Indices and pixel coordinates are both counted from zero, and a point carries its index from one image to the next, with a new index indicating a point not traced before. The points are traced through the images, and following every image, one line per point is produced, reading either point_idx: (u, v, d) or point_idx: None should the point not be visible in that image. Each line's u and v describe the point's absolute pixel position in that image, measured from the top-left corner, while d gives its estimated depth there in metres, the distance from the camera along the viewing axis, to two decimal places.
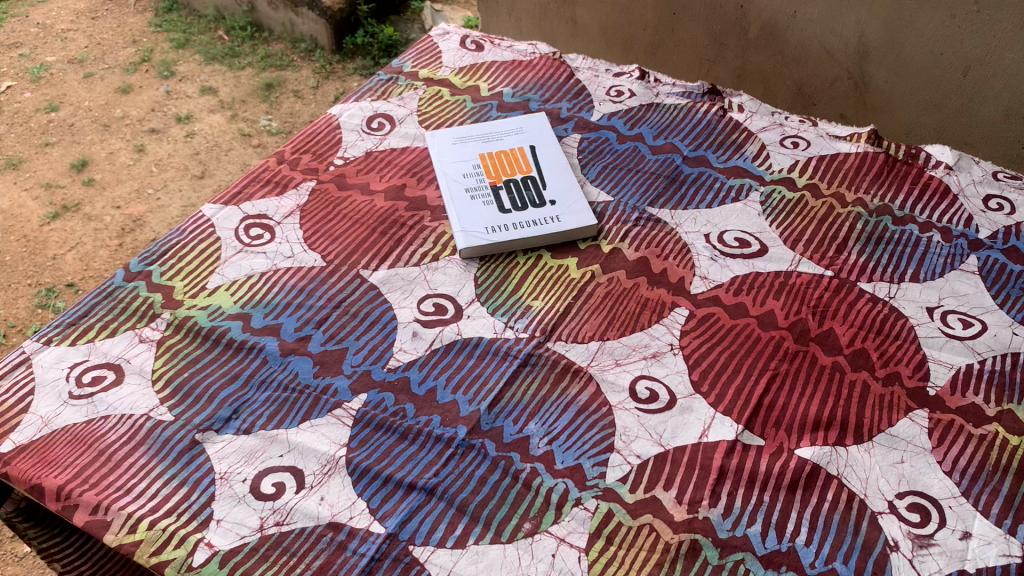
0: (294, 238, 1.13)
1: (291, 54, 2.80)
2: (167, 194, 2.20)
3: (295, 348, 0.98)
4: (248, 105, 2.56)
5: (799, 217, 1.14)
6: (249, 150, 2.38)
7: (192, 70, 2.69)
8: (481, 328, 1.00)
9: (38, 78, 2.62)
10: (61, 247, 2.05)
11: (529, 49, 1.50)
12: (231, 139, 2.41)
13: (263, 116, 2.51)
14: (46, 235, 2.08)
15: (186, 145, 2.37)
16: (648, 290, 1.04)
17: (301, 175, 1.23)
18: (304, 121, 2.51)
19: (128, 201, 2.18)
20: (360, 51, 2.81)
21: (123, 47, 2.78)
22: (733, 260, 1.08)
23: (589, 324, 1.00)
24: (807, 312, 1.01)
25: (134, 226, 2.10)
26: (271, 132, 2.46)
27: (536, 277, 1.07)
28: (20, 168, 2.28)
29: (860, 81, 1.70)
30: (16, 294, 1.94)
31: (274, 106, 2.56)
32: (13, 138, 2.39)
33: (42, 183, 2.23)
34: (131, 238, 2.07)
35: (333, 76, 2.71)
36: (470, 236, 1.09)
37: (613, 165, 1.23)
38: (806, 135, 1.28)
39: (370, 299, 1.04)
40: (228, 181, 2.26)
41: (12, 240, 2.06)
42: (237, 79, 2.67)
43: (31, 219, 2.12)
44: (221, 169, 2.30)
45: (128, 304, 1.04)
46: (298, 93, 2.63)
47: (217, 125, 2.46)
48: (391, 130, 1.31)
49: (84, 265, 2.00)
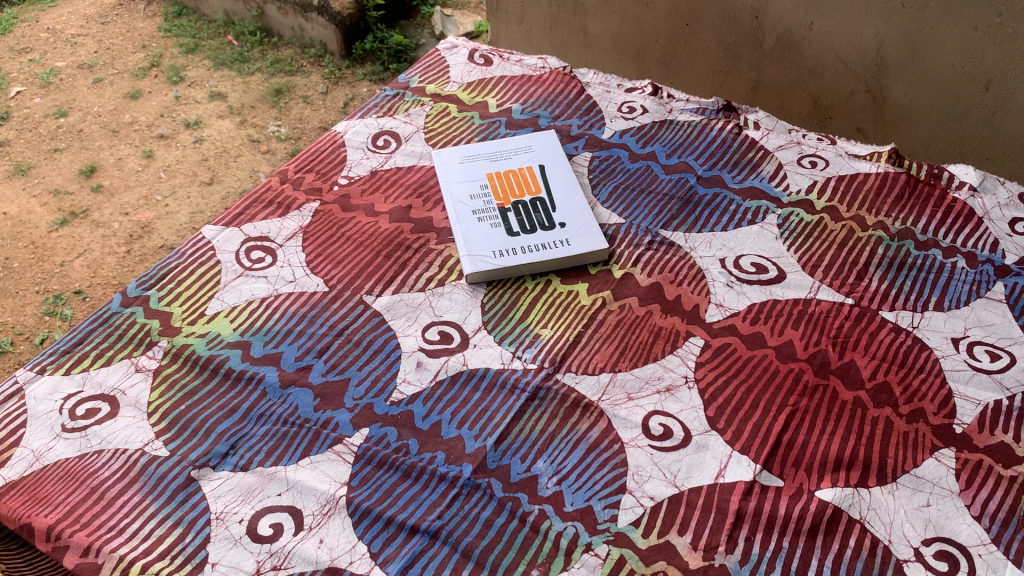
0: (296, 261, 1.10)
1: (300, 59, 2.77)
2: (176, 201, 2.18)
3: (295, 379, 0.95)
4: (257, 110, 2.53)
5: (818, 241, 1.10)
6: (257, 157, 2.35)
7: (201, 75, 2.67)
8: (488, 358, 0.97)
9: (47, 84, 2.60)
10: (68, 254, 2.02)
11: (538, 62, 1.46)
12: (240, 145, 2.39)
13: (272, 122, 2.49)
14: (54, 241, 2.05)
15: (195, 151, 2.35)
16: (661, 318, 1.01)
17: (304, 195, 1.20)
18: (313, 128, 2.48)
19: (136, 208, 2.15)
20: (370, 57, 2.79)
21: (133, 52, 2.76)
22: (749, 287, 1.04)
23: (601, 355, 0.97)
24: (827, 342, 0.97)
25: (143, 233, 2.08)
26: (280, 138, 2.43)
27: (545, 303, 1.04)
28: (28, 174, 2.26)
29: (878, 94, 1.66)
30: (24, 302, 1.91)
31: (283, 112, 2.54)
32: (21, 144, 2.36)
33: (51, 190, 2.20)
34: (139, 245, 2.05)
35: (342, 82, 2.69)
36: (477, 261, 1.06)
37: (625, 186, 1.20)
38: (825, 154, 1.24)
39: (374, 327, 1.01)
40: (238, 189, 2.24)
41: (19, 247, 2.04)
42: (246, 85, 2.64)
43: (39, 226, 2.10)
44: (230, 175, 2.28)
45: (124, 331, 1.01)
46: (307, 99, 2.60)
47: (226, 132, 2.43)
48: (397, 148, 1.27)
49: (92, 272, 1.98)
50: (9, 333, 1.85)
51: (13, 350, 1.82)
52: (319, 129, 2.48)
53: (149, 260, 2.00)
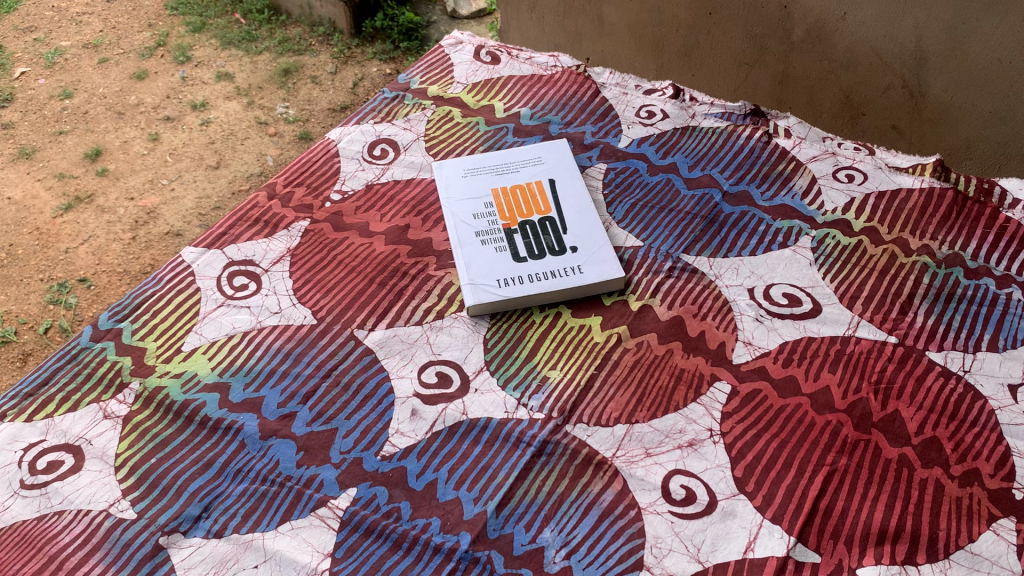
0: (283, 289, 1.00)
1: (309, 38, 2.66)
2: (182, 185, 2.08)
3: (276, 428, 0.86)
4: (265, 91, 2.42)
5: (857, 268, 0.99)
6: (265, 140, 2.25)
7: (208, 55, 2.56)
8: (489, 406, 0.87)
9: (52, 64, 2.49)
10: (73, 240, 1.93)
11: (550, 61, 1.35)
12: (247, 127, 2.28)
13: (280, 103, 2.38)
14: (58, 228, 1.96)
15: (202, 134, 2.25)
16: (683, 358, 0.91)
17: (293, 212, 1.10)
18: (324, 110, 2.38)
19: (142, 192, 2.05)
20: (380, 34, 2.67)
21: (139, 31, 2.65)
22: (781, 322, 0.94)
23: (615, 402, 0.87)
24: (868, 388, 0.87)
25: (148, 219, 1.98)
26: (288, 119, 2.32)
27: (554, 339, 0.94)
28: (32, 157, 2.16)
29: (916, 89, 1.54)
30: (28, 290, 1.82)
31: (292, 93, 2.43)
32: (25, 127, 2.26)
33: (55, 174, 2.10)
34: (145, 231, 1.95)
35: (352, 61, 2.58)
36: (479, 291, 0.96)
37: (643, 203, 1.09)
38: (863, 167, 1.13)
39: (365, 367, 0.91)
40: (247, 173, 2.14)
41: (23, 233, 1.94)
42: (254, 64, 2.53)
43: (43, 211, 2.00)
44: (237, 159, 2.18)
45: (93, 370, 0.93)
46: (316, 79, 2.49)
47: (233, 114, 2.33)
48: (396, 159, 1.17)
49: (96, 259, 1.89)
50: (13, 322, 1.76)
51: (17, 339, 1.74)
52: (330, 111, 2.37)
53: (156, 247, 1.91)
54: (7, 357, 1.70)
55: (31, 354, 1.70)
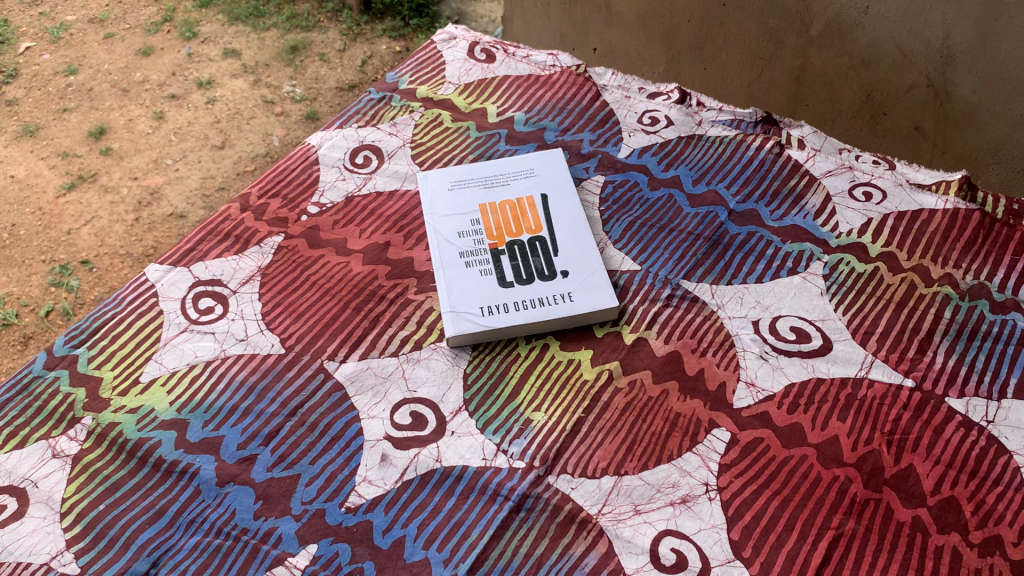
0: (250, 313, 0.93)
1: (318, 14, 2.45)
2: (186, 165, 1.94)
3: (234, 473, 0.80)
4: (272, 69, 2.24)
5: (872, 299, 0.91)
6: (271, 119, 2.08)
7: (215, 31, 2.35)
8: (466, 451, 0.80)
9: (58, 39, 2.29)
10: (76, 221, 1.81)
11: (548, 60, 1.27)
12: (253, 106, 2.11)
13: (287, 82, 2.20)
14: (61, 207, 1.83)
15: (208, 113, 2.08)
16: (679, 401, 0.83)
17: (267, 226, 1.03)
18: (331, 90, 2.19)
19: (146, 171, 1.92)
20: (390, 11, 2.47)
21: (145, 5, 2.45)
22: (788, 360, 0.86)
23: (604, 451, 0.80)
24: (880, 440, 0.80)
25: (151, 200, 1.85)
26: (295, 99, 2.15)
27: (540, 376, 0.86)
28: (37, 135, 2.01)
29: (941, 89, 1.43)
30: (29, 271, 1.71)
31: (299, 71, 2.24)
32: (29, 103, 2.10)
33: (58, 152, 1.96)
34: (148, 212, 1.82)
35: (360, 38, 2.39)
36: (460, 321, 0.89)
37: (642, 221, 1.01)
38: (882, 184, 1.04)
39: (334, 405, 0.84)
40: (252, 154, 1.99)
41: (24, 213, 1.82)
42: (261, 41, 2.33)
43: (46, 190, 1.87)
44: (242, 139, 2.02)
45: (44, 403, 0.86)
46: (324, 57, 2.30)
47: (239, 92, 2.15)
48: (379, 168, 1.10)
49: (99, 241, 1.77)
50: (13, 304, 1.65)
51: (18, 322, 1.64)
52: (337, 90, 2.19)
53: (158, 229, 1.79)
54: (7, 340, 1.61)
55: (31, 338, 1.60)
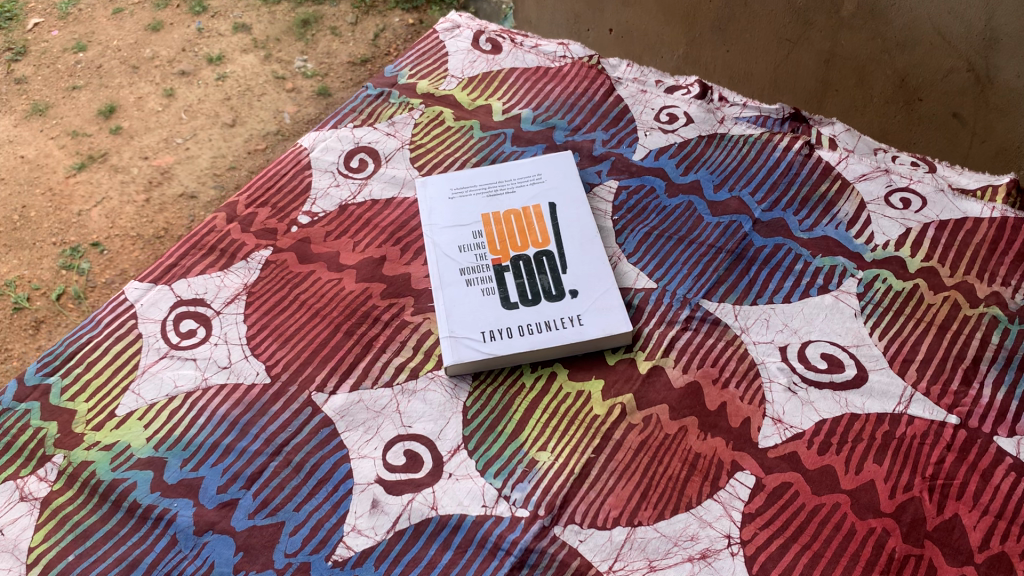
0: (234, 336, 0.87)
1: None
2: (198, 144, 1.65)
3: (213, 521, 0.73)
4: (283, 43, 1.90)
5: (911, 321, 0.83)
6: (283, 96, 1.76)
7: (226, 5, 2.00)
8: (464, 498, 0.73)
9: (67, 14, 1.96)
10: (86, 202, 1.54)
11: (558, 51, 1.18)
12: (264, 83, 1.79)
13: (299, 57, 1.86)
14: (72, 187, 1.56)
15: (218, 90, 1.77)
16: (698, 440, 0.76)
17: (254, 238, 0.96)
18: (344, 64, 1.86)
19: (156, 151, 1.63)
20: None
21: None
22: (819, 392, 0.78)
23: (616, 498, 0.73)
24: (921, 486, 0.72)
25: (163, 179, 1.57)
26: (307, 74, 1.82)
27: (546, 410, 0.79)
28: (46, 115, 1.71)
29: (983, 74, 1.29)
30: (37, 255, 1.45)
31: (311, 45, 1.90)
32: (38, 82, 1.79)
33: (68, 131, 1.67)
34: (160, 192, 1.55)
35: (373, 10, 2.02)
36: (460, 348, 0.82)
37: (659, 233, 0.93)
38: (921, 189, 0.95)
39: (322, 443, 0.78)
40: (264, 132, 1.68)
41: (34, 193, 1.55)
42: (273, 13, 1.98)
43: (55, 170, 1.60)
44: (254, 117, 1.71)
45: (14, 440, 0.80)
46: (336, 31, 1.95)
47: (249, 68, 1.83)
48: (374, 173, 1.02)
49: (110, 222, 1.50)
50: (22, 287, 1.41)
51: (29, 307, 1.39)
52: (350, 65, 1.86)
53: (170, 210, 1.52)
54: (15, 326, 1.37)
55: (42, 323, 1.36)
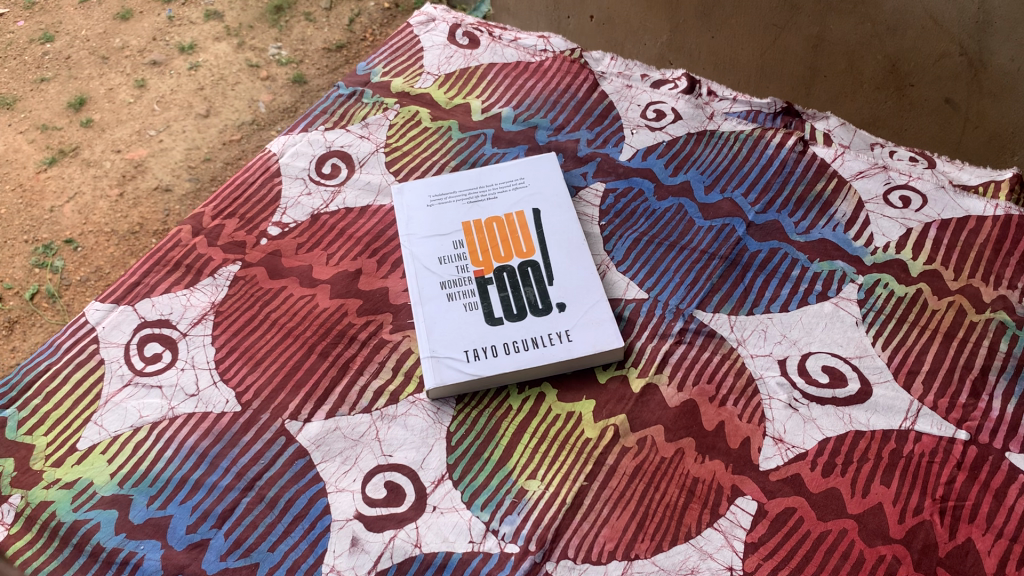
0: (202, 360, 0.82)
1: None
2: (172, 136, 1.57)
3: (183, 564, 0.68)
4: (256, 30, 1.81)
5: (915, 329, 0.79)
6: (257, 85, 1.68)
7: None
8: (450, 533, 0.69)
9: (33, 2, 1.85)
10: (58, 197, 1.47)
11: (539, 44, 1.13)
12: (237, 71, 1.71)
13: (272, 43, 1.78)
14: (42, 183, 1.49)
15: (191, 80, 1.68)
16: (696, 463, 0.72)
17: (222, 252, 0.91)
18: (318, 50, 1.78)
19: (129, 143, 1.55)
20: None
21: None
22: (823, 408, 0.74)
23: (610, 529, 0.68)
24: (932, 508, 0.68)
25: (136, 172, 1.50)
26: (281, 62, 1.74)
27: (534, 434, 0.75)
28: (12, 108, 1.62)
29: (976, 58, 1.24)
30: (7, 254, 1.39)
31: (285, 31, 1.81)
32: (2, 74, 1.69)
33: (37, 125, 1.58)
34: (133, 186, 1.48)
35: None
36: (442, 370, 0.77)
37: (649, 238, 0.89)
38: (921, 186, 0.91)
39: (297, 476, 0.73)
40: (238, 122, 1.61)
41: (4, 189, 1.48)
42: None
43: (24, 165, 1.52)
44: (229, 107, 1.63)
45: None
46: (310, 15, 1.86)
47: (222, 56, 1.73)
48: (348, 179, 0.97)
49: (83, 218, 1.44)
50: None
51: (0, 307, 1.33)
52: (325, 51, 1.78)
53: (145, 204, 1.46)
54: None
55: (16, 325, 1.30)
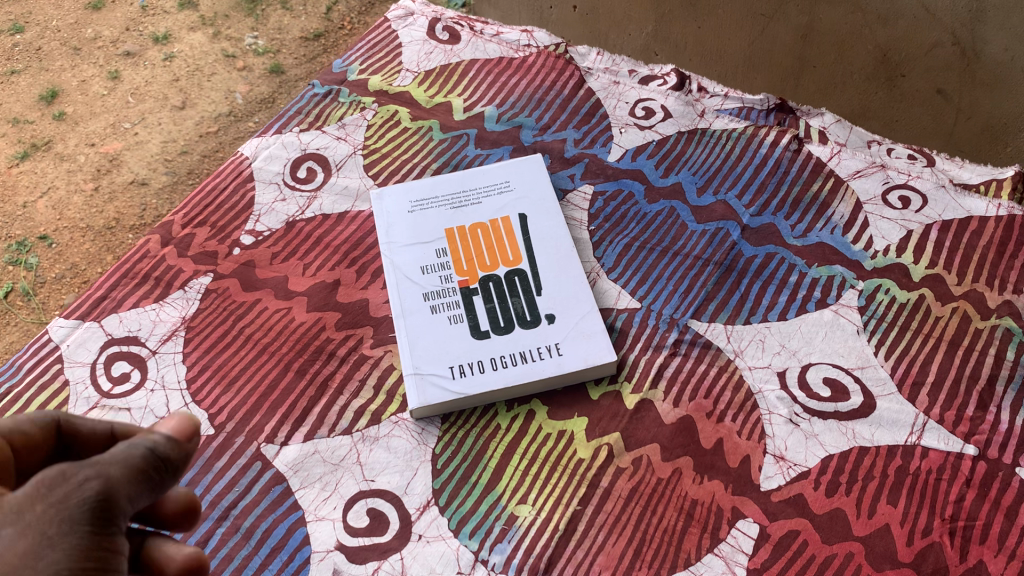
0: (172, 380, 0.77)
1: None
2: (147, 128, 1.50)
3: None
4: (232, 19, 1.75)
5: (919, 338, 0.76)
6: (234, 75, 1.63)
7: None
8: (437, 564, 0.65)
9: None
10: (31, 192, 1.40)
11: (522, 38, 1.09)
12: (213, 62, 1.65)
13: (249, 33, 1.72)
14: (14, 178, 1.42)
15: (166, 71, 1.62)
16: (694, 484, 0.68)
17: (193, 263, 0.87)
18: (296, 39, 1.73)
19: (103, 137, 1.49)
20: None
21: None
22: (825, 423, 0.71)
23: (606, 556, 0.65)
24: (941, 529, 0.65)
25: (111, 166, 1.44)
26: (258, 52, 1.68)
27: (524, 455, 0.71)
28: None
29: (969, 48, 1.20)
30: None
31: (262, 20, 1.76)
32: None
33: (8, 118, 1.52)
34: (109, 180, 1.42)
35: None
36: (426, 388, 0.73)
37: (641, 244, 0.85)
38: (921, 185, 0.88)
39: (274, 504, 0.69)
40: (216, 114, 1.55)
41: None
42: None
43: None
44: (205, 99, 1.57)
45: None
46: (287, 3, 1.81)
47: (197, 46, 1.67)
48: (324, 184, 0.93)
49: (58, 213, 1.38)
50: None
51: None
52: (302, 40, 1.73)
53: (122, 199, 1.40)
54: None
55: None
